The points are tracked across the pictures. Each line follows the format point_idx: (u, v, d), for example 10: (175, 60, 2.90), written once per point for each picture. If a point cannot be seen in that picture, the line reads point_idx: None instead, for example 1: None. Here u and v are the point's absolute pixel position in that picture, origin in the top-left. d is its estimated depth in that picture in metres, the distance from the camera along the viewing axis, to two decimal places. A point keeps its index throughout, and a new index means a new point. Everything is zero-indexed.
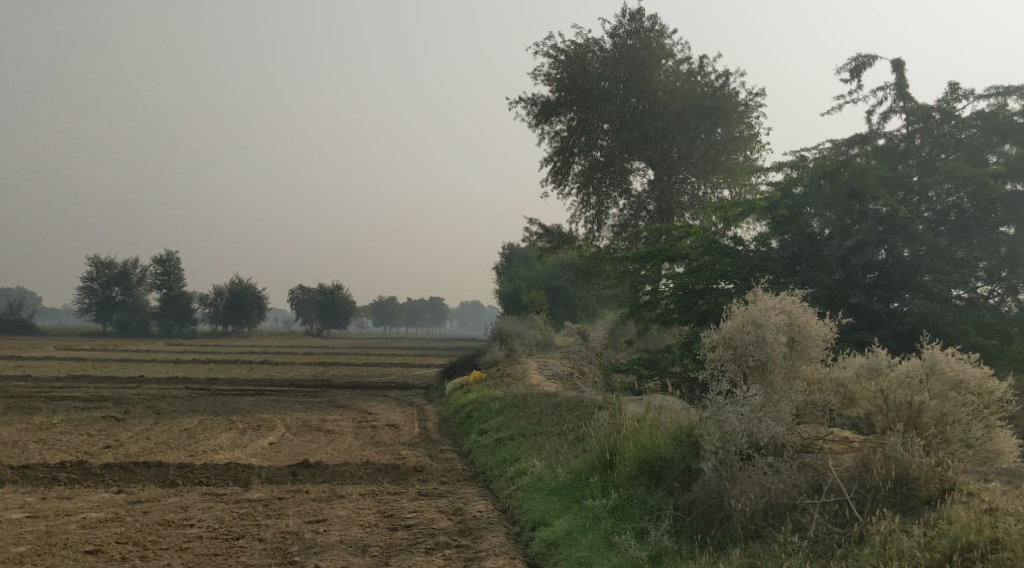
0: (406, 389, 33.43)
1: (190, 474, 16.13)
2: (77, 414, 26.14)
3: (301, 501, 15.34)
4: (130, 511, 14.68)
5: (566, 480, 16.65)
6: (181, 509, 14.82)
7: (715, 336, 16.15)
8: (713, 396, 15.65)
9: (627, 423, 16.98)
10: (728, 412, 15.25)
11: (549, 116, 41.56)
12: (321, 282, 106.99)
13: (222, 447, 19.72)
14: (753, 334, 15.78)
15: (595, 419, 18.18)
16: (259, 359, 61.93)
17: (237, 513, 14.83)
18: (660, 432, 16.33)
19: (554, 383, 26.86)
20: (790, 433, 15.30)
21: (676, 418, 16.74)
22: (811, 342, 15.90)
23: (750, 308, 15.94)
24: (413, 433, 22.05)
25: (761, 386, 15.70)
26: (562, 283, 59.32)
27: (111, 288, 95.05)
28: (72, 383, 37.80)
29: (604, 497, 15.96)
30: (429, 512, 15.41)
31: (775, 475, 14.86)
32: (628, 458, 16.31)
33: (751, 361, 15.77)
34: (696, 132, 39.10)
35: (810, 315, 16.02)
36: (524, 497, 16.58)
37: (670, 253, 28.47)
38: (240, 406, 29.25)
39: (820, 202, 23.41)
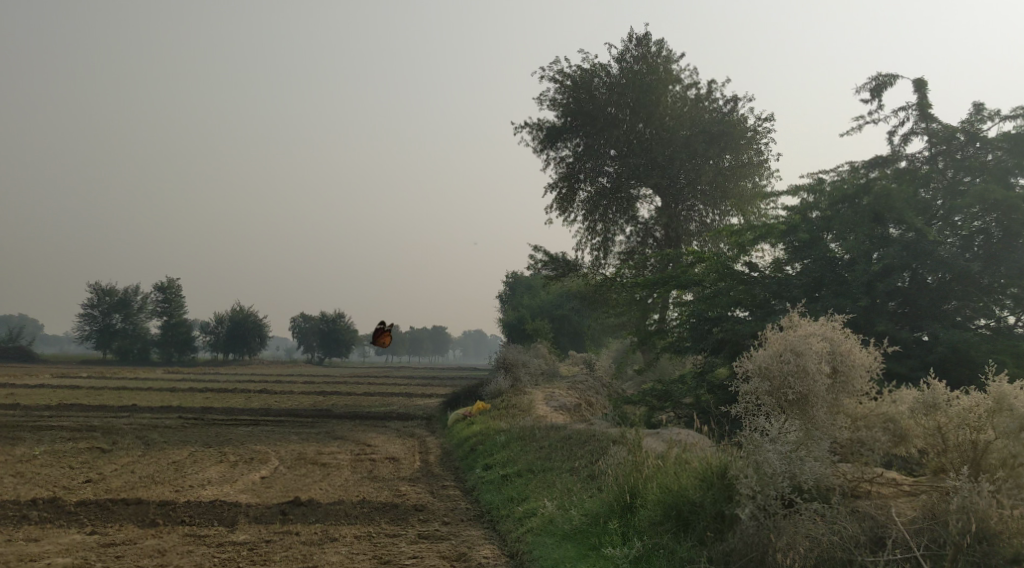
0: (407, 420, 32.38)
1: (171, 513, 14.99)
2: (63, 446, 25.09)
3: (290, 545, 14.18)
4: (101, 555, 13.54)
5: (582, 525, 15.54)
6: (158, 554, 13.68)
7: (748, 365, 15.18)
8: (748, 432, 14.47)
9: (648, 462, 15.84)
10: (767, 451, 14.13)
11: (554, 142, 40.56)
12: (323, 311, 106.05)
13: (210, 482, 18.60)
14: (794, 362, 14.81)
15: (611, 455, 17.05)
16: (258, 388, 60.94)
17: (219, 558, 13.67)
18: (687, 473, 15.20)
19: (561, 414, 25.80)
20: (835, 475, 14.35)
21: (702, 456, 15.61)
22: (854, 373, 14.95)
23: (789, 335, 15.00)
24: (414, 467, 20.95)
25: (801, 421, 14.78)
26: (567, 312, 58.22)
27: (112, 315, 94.08)
28: (63, 412, 36.75)
29: (625, 546, 14.82)
30: (430, 557, 14.23)
31: (824, 523, 13.89)
32: (653, 502, 15.18)
33: (791, 394, 14.83)
34: (704, 158, 38.06)
35: (852, 343, 15.08)
36: (535, 542, 15.45)
37: (681, 280, 27.39)
38: (234, 437, 28.16)
39: (842, 227, 22.41)
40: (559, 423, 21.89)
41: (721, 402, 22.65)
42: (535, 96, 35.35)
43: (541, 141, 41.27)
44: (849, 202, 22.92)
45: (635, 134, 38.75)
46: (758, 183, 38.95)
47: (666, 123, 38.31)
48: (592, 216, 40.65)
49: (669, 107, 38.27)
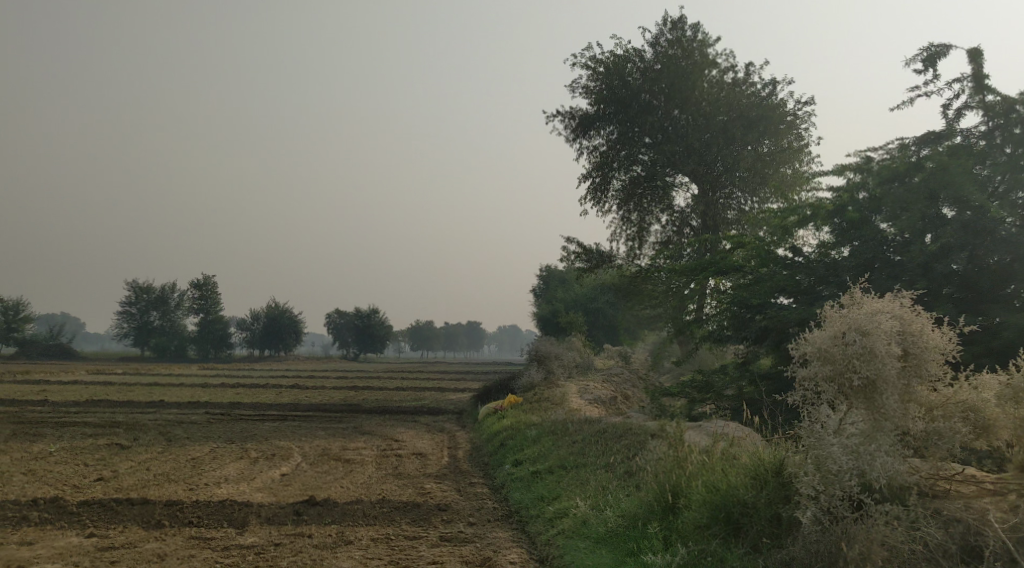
0: (438, 414, 31.48)
1: (177, 514, 14.09)
2: (84, 442, 24.40)
3: (301, 548, 13.22)
4: (97, 560, 12.66)
5: (620, 528, 14.49)
6: (158, 558, 12.77)
7: (807, 346, 13.54)
8: (809, 425, 13.36)
9: (692, 459, 14.83)
10: (832, 446, 12.99)
11: (586, 129, 39.45)
12: (358, 306, 105.61)
13: (227, 479, 17.72)
14: (859, 345, 13.20)
15: (652, 450, 15.98)
16: (291, 383, 60.37)
17: (222, 563, 12.73)
18: (737, 471, 14.11)
19: (596, 407, 24.77)
20: (909, 471, 13.12)
21: (752, 452, 14.46)
22: (927, 357, 13.27)
23: (853, 313, 13.35)
24: (442, 463, 19.96)
25: (868, 409, 13.22)
26: (603, 304, 57.10)
27: (150, 313, 93.97)
28: (90, 408, 36.19)
29: (667, 552, 13.79)
30: (451, 562, 13.21)
31: (899, 526, 12.78)
32: (698, 502, 14.10)
33: (858, 380, 13.20)
34: (742, 144, 36.77)
35: (925, 321, 13.39)
36: (566, 546, 14.44)
37: (722, 266, 26.22)
38: (260, 433, 27.34)
39: (893, 206, 21.28)
40: (594, 417, 20.81)
41: (764, 393, 21.51)
42: (567, 85, 35.58)
43: (574, 129, 40.19)
44: (899, 181, 21.77)
45: (670, 120, 37.59)
46: (799, 169, 37.34)
47: (702, 109, 36.99)
48: (627, 204, 39.50)
49: (706, 92, 36.96)
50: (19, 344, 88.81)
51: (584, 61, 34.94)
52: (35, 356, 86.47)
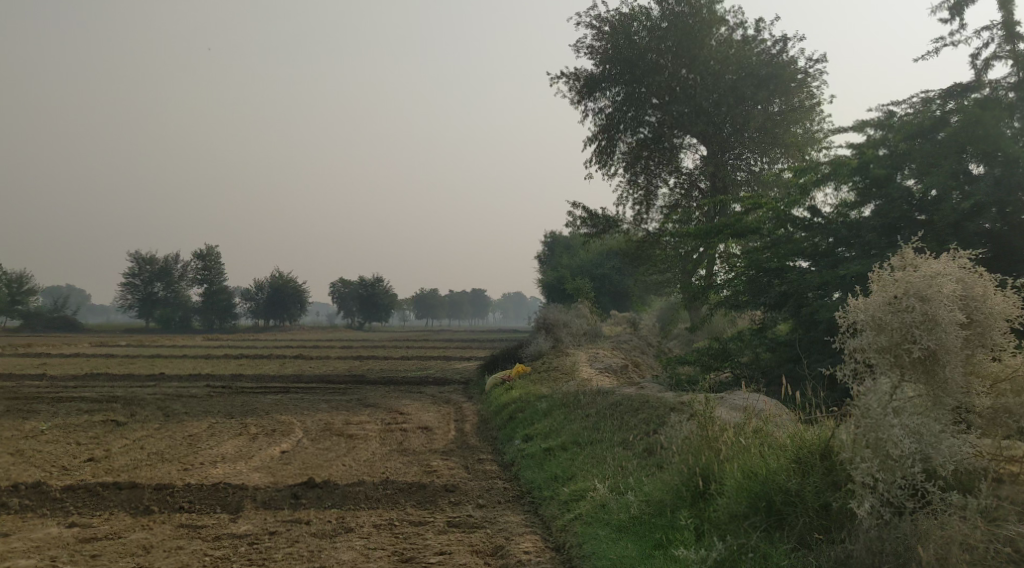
0: (443, 385, 30.66)
1: (167, 500, 13.37)
2: (77, 418, 23.58)
3: (297, 537, 12.46)
4: (78, 553, 11.94)
5: (645, 515, 13.65)
6: (143, 551, 12.02)
7: (860, 315, 12.81)
8: (864, 407, 12.55)
9: (717, 440, 13.99)
10: (894, 430, 12.24)
11: (592, 91, 38.31)
12: (361, 276, 104.77)
13: (224, 458, 16.89)
14: (919, 312, 12.47)
15: (675, 426, 15.12)
16: (295, 354, 59.59)
17: (212, 556, 11.98)
18: (780, 456, 13.23)
19: (607, 377, 23.91)
20: (975, 455, 12.41)
21: (791, 433, 13.55)
22: (991, 324, 12.53)
23: (913, 277, 12.59)
24: (448, 438, 19.13)
25: (927, 382, 12.52)
26: (609, 271, 56.16)
27: (153, 284, 93.06)
28: (88, 382, 35.36)
29: (700, 545, 12.84)
30: (457, 551, 12.45)
31: (966, 515, 11.99)
32: (735, 490, 13.18)
33: (918, 351, 12.47)
34: (752, 103, 35.70)
35: (987, 284, 12.64)
36: (586, 533, 13.58)
37: (736, 229, 25.23)
38: (261, 407, 26.52)
39: (922, 162, 20.43)
40: (607, 388, 19.95)
41: (782, 361, 20.63)
42: (571, 45, 34.13)
43: (579, 92, 39.09)
44: (924, 138, 20.86)
45: (678, 80, 36.49)
46: (811, 129, 36.20)
47: (711, 68, 35.72)
48: (634, 168, 38.48)
49: (714, 52, 35.67)
50: (22, 317, 88.10)
51: (590, 21, 33.82)
52: (39, 328, 85.81)
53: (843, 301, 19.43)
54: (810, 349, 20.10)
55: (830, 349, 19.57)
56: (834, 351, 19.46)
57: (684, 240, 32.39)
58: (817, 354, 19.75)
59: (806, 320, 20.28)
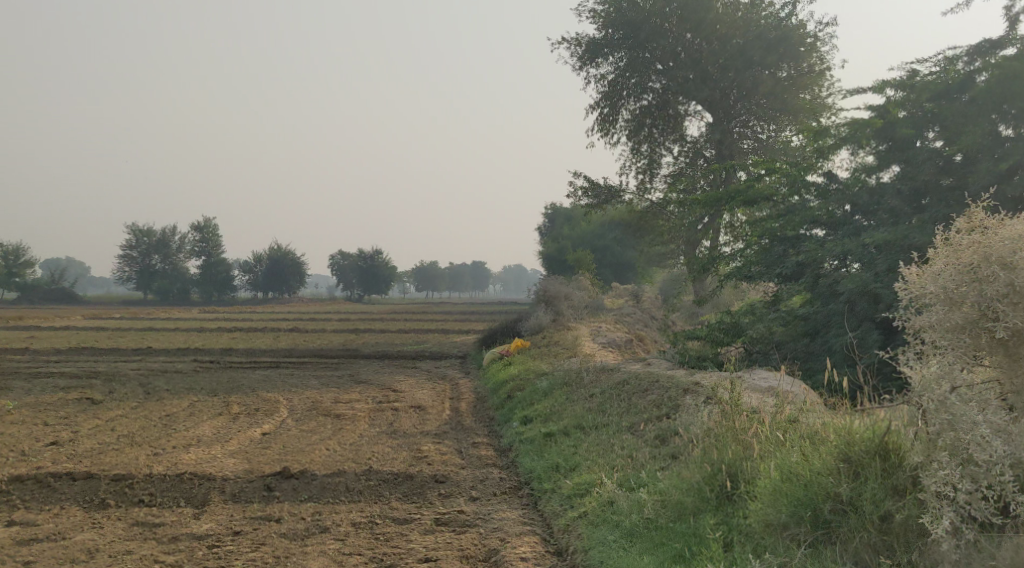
0: (440, 359, 29.43)
1: (126, 492, 12.55)
2: (53, 396, 22.40)
3: (262, 540, 11.54)
4: (15, 559, 11.11)
5: (664, 519, 12.43)
6: (87, 555, 11.20)
7: (932, 286, 11.47)
8: (936, 402, 11.33)
9: (743, 431, 12.83)
10: (976, 430, 11.08)
11: (594, 57, 36.91)
12: (361, 248, 103.34)
13: (198, 441, 15.73)
14: (1003, 282, 11.19)
15: (695, 413, 13.89)
16: (292, 326, 58.35)
17: (162, 563, 11.12)
18: (824, 456, 12.04)
19: (611, 352, 22.68)
20: None
21: (831, 428, 12.35)
22: None
23: (992, 239, 11.31)
24: (443, 418, 17.92)
25: (1009, 367, 11.27)
26: (611, 242, 54.82)
27: (152, 256, 91.74)
28: (72, 357, 34.15)
29: (727, 560, 11.63)
30: (439, 557, 11.45)
31: None
32: (770, 494, 12.01)
33: (1004, 332, 11.19)
34: (760, 68, 34.18)
35: None
36: (593, 538, 12.37)
37: (745, 196, 23.79)
38: (247, 384, 25.32)
39: (950, 123, 19.20)
40: (612, 364, 18.73)
41: (796, 335, 19.35)
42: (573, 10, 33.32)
43: (581, 57, 37.63)
44: (949, 98, 19.67)
45: (682, 44, 34.93)
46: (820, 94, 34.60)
47: (716, 32, 34.16)
48: (636, 136, 37.08)
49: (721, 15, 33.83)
50: (19, 289, 86.83)
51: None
52: (36, 301, 84.66)
53: (864, 272, 18.18)
54: (827, 323, 18.81)
55: (850, 322, 18.25)
56: (854, 326, 18.13)
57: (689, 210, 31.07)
58: (836, 326, 18.44)
59: (823, 292, 19.02)
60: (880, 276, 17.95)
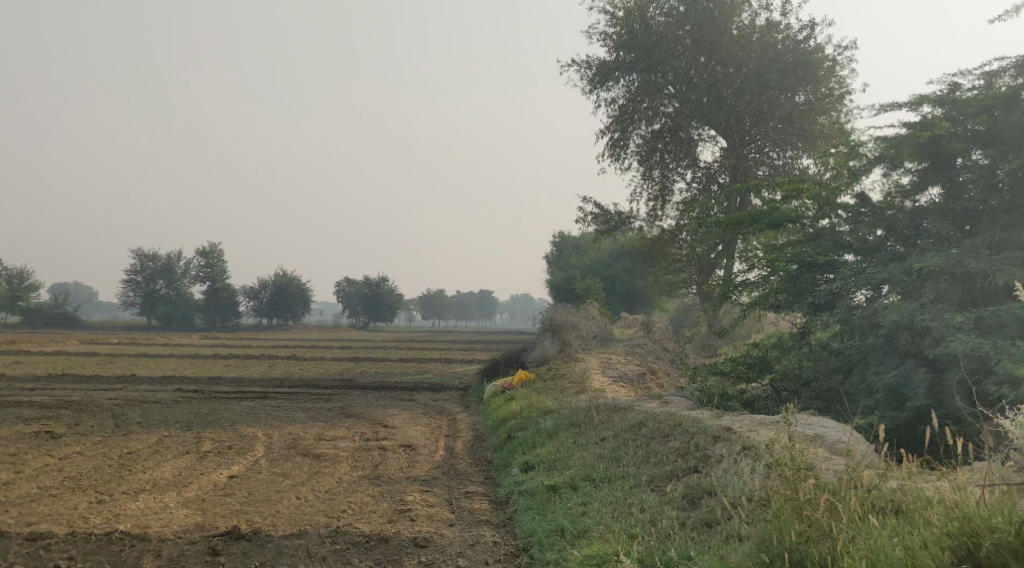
0: (439, 392, 27.43)
1: (41, 555, 11.20)
2: (12, 429, 20.53)
3: None
4: None
5: None
6: None
7: None
8: None
9: (819, 496, 11.27)
10: None
11: (604, 80, 35.06)
12: (366, 275, 101.39)
13: (155, 485, 13.97)
14: None
15: (749, 475, 12.25)
16: (292, 353, 56.25)
17: None
18: (934, 551, 10.56)
19: (622, 388, 20.70)
20: None
21: (938, 515, 10.90)
22: None
23: None
24: (434, 460, 16.01)
25: None
26: (620, 271, 52.74)
27: (156, 281, 89.89)
28: (51, 385, 32.23)
29: None
30: None
31: None
32: None
33: None
34: (777, 91, 32.26)
35: None
36: None
37: (767, 220, 21.82)
38: (227, 416, 23.44)
39: (998, 140, 17.22)
40: (624, 401, 16.80)
41: (828, 373, 17.35)
42: (583, 32, 30.94)
43: (590, 81, 35.79)
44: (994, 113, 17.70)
45: (695, 67, 33.07)
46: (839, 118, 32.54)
47: (731, 54, 32.31)
48: (648, 162, 35.17)
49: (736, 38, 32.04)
50: (22, 313, 85.06)
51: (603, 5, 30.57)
52: (38, 325, 82.92)
53: (908, 302, 16.31)
54: (864, 359, 16.82)
55: (890, 359, 16.26)
56: (895, 363, 16.12)
57: (703, 237, 29.15)
58: (875, 363, 16.46)
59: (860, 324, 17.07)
60: (927, 307, 16.03)
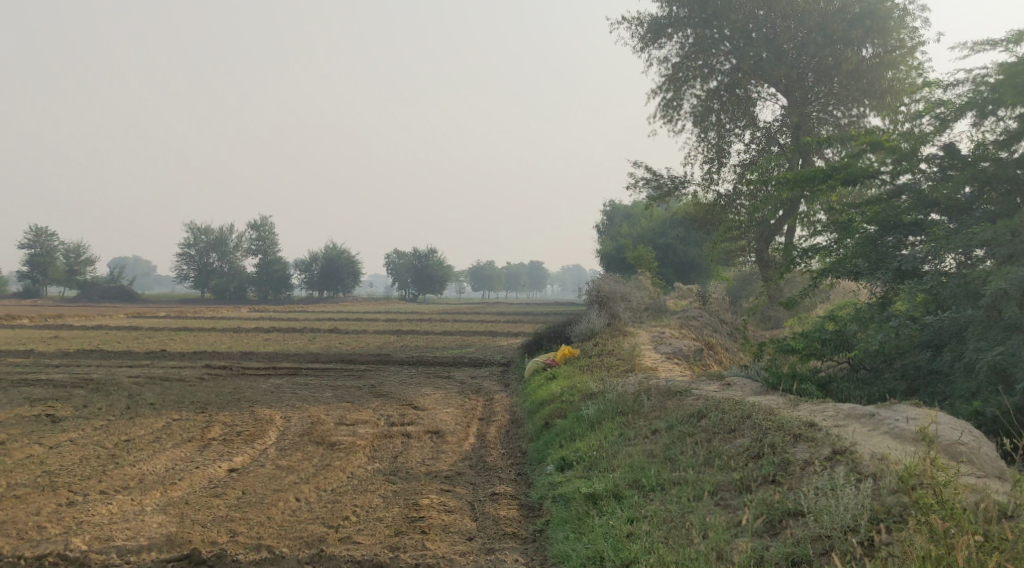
0: (478, 368, 25.54)
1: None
2: (15, 411, 18.99)
3: None
4: None
5: None
6: None
7: None
8: None
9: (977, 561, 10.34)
10: None
11: (657, 37, 32.71)
12: (415, 247, 99.61)
13: (158, 469, 13.57)
14: None
15: (856, 498, 11.41)
16: (338, 326, 54.36)
17: None
18: None
19: (678, 365, 18.68)
20: None
21: None
22: None
23: None
24: (457, 458, 14.28)
25: None
26: (673, 240, 50.29)
27: (208, 255, 88.90)
28: (75, 360, 30.59)
29: None
30: None
31: None
32: None
33: None
34: (842, 44, 29.63)
35: None
36: None
37: (840, 176, 19.41)
38: (249, 396, 21.79)
39: None
40: (678, 387, 14.88)
41: (914, 349, 15.21)
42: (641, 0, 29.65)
43: (642, 38, 33.45)
44: None
45: (754, 21, 30.53)
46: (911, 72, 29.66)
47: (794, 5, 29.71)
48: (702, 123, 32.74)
49: None
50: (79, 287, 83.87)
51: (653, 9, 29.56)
52: (95, 297, 82.14)
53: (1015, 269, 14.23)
54: (959, 334, 14.74)
55: (992, 334, 14.22)
56: (998, 339, 14.09)
57: (758, 204, 26.54)
58: (974, 338, 14.39)
59: (956, 292, 14.95)
60: None
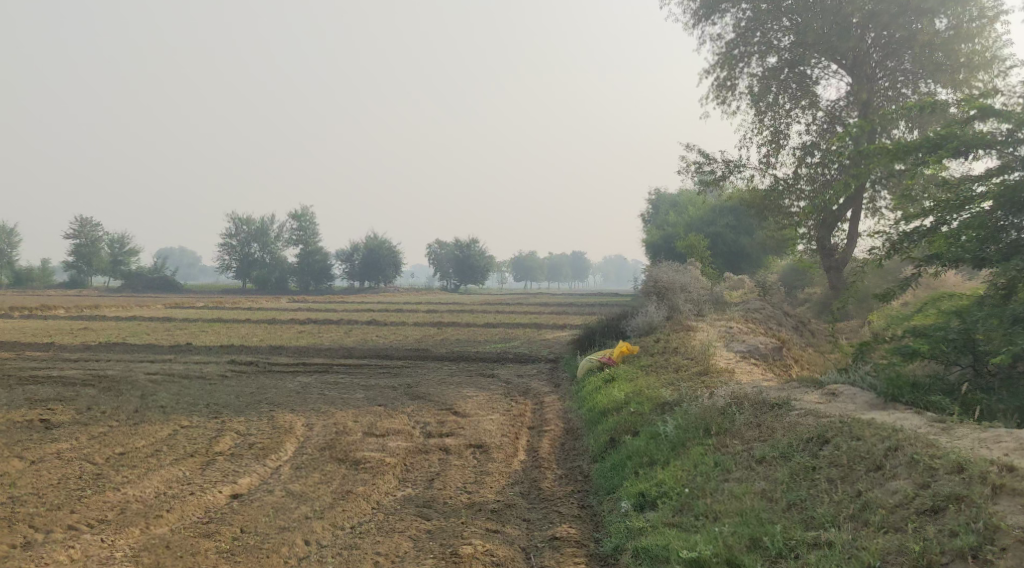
0: (523, 366, 23.28)
1: None
2: (10, 415, 17.02)
3: None
4: None
5: None
6: None
7: None
8: None
9: None
10: None
11: (710, 13, 30.00)
12: (455, 236, 97.17)
13: (141, 495, 12.15)
14: None
15: None
16: (378, 318, 51.86)
17: None
18: None
19: (755, 366, 16.48)
20: None
21: None
22: None
23: None
24: (501, 489, 12.76)
25: None
26: (723, 228, 47.50)
27: (250, 245, 86.89)
28: (91, 355, 28.39)
29: None
30: None
31: None
32: None
33: None
34: (915, 14, 26.30)
35: None
36: None
37: (949, 147, 16.83)
38: (272, 397, 19.67)
39: None
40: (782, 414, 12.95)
41: None
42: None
43: (696, 15, 30.77)
44: None
45: None
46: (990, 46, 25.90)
47: None
48: (760, 104, 29.89)
49: None
50: (121, 278, 82.27)
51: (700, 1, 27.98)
52: (138, 288, 80.49)
53: None
54: None
55: None
56: None
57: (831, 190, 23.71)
58: None
59: None
60: None
